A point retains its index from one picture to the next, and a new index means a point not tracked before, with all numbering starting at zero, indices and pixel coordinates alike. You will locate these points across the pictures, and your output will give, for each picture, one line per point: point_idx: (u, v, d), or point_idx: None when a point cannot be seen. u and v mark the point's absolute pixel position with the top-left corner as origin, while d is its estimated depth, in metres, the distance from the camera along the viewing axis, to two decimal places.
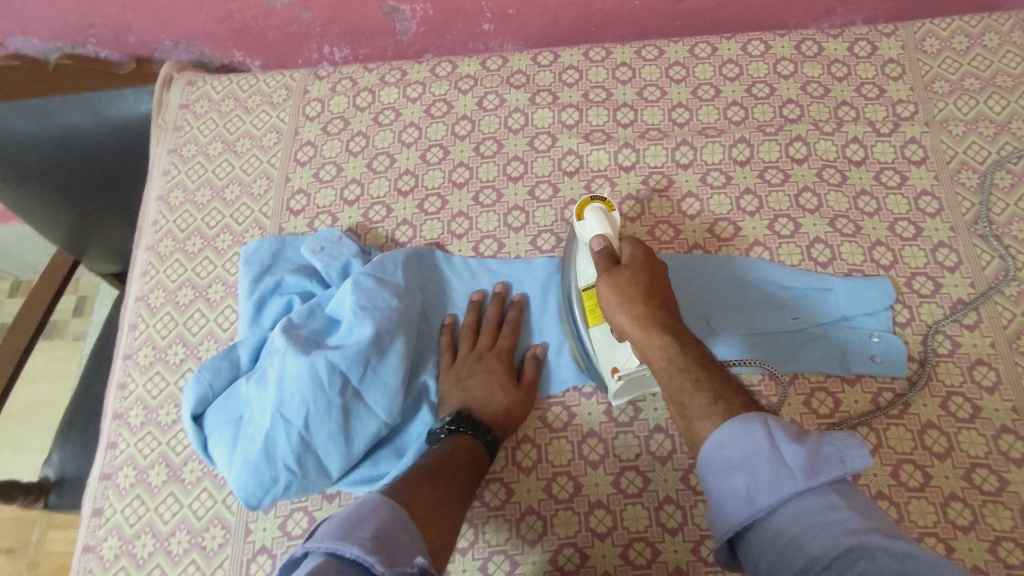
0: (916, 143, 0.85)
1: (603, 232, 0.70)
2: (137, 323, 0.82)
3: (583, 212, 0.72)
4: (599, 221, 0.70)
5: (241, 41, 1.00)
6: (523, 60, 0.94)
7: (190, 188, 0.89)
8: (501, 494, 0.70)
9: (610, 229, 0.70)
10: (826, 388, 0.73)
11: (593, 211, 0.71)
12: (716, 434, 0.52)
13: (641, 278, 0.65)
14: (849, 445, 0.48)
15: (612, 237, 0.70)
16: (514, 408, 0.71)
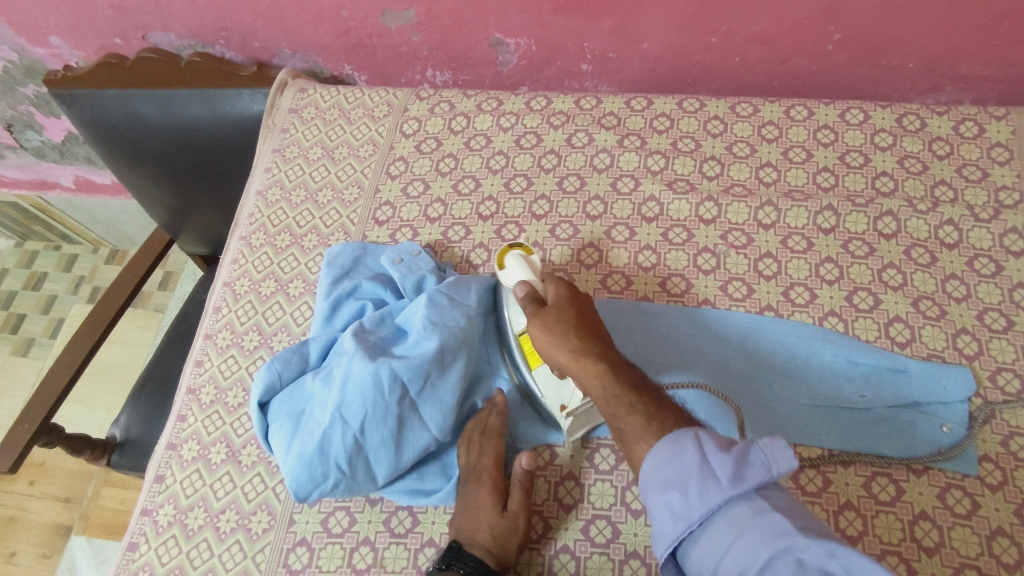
0: (1016, 233, 0.81)
1: (524, 276, 0.72)
2: (221, 306, 0.88)
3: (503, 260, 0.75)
4: (520, 267, 0.73)
5: (354, 56, 1.06)
6: (617, 103, 0.96)
7: (287, 187, 0.95)
8: (540, 527, 0.70)
9: (529, 275, 0.72)
10: (889, 474, 0.69)
11: (512, 261, 0.73)
12: (652, 456, 0.55)
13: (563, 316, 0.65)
14: (773, 445, 0.51)
15: (534, 282, 0.71)
16: (501, 539, 0.66)
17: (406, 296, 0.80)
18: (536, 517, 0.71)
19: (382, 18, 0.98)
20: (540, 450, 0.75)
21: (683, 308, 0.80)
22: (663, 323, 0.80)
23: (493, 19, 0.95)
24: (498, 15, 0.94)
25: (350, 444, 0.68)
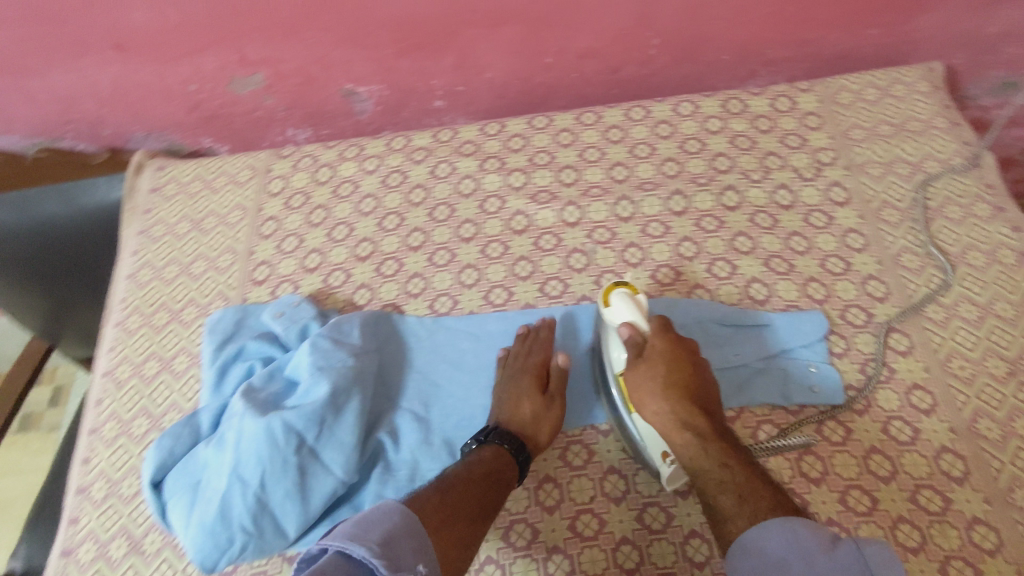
0: (839, 186, 0.91)
1: (632, 317, 0.75)
2: (102, 398, 0.85)
3: (608, 298, 0.77)
4: (627, 306, 0.75)
5: (211, 128, 1.07)
6: (472, 131, 1.01)
7: (158, 266, 0.94)
8: (526, 535, 0.71)
9: (637, 316, 0.75)
10: (771, 420, 0.75)
11: (618, 299, 0.76)
12: (759, 529, 0.59)
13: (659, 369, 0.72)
14: (881, 560, 0.55)
15: (640, 323, 0.75)
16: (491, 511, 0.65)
17: (293, 348, 0.81)
18: None
19: (230, 86, 0.99)
20: None
21: (564, 307, 0.84)
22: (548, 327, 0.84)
23: (340, 71, 0.99)
24: (344, 67, 0.98)
25: (252, 504, 0.67)
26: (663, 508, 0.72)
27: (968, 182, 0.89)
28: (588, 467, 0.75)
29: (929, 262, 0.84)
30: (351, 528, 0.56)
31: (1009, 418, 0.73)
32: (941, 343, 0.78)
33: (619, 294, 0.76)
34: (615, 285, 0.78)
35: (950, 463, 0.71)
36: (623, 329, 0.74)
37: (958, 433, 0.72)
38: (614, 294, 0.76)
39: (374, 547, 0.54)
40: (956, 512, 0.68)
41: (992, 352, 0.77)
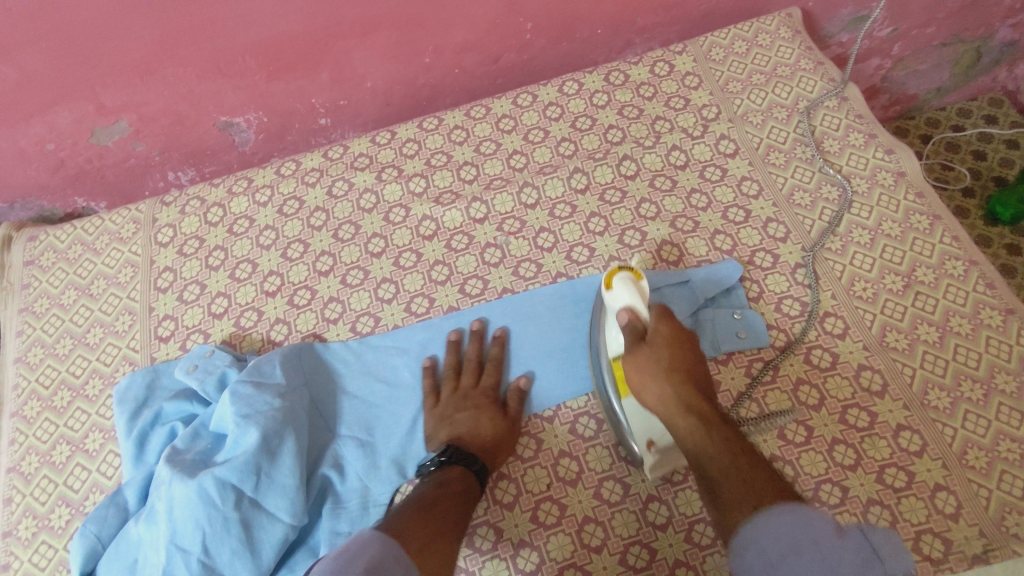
0: (726, 138, 0.94)
1: (632, 303, 0.71)
2: (12, 496, 0.77)
3: (610, 281, 0.72)
4: (629, 292, 0.71)
5: (81, 186, 1.00)
6: (363, 144, 0.98)
7: (49, 342, 0.86)
8: (491, 536, 0.70)
9: (639, 301, 0.71)
10: None
11: (620, 284, 0.71)
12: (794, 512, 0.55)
13: (666, 355, 0.69)
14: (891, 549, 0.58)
15: (641, 308, 0.71)
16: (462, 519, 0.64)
17: (213, 400, 0.76)
18: None
19: (93, 138, 0.93)
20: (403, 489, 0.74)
21: (490, 303, 0.83)
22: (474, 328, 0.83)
23: (212, 104, 0.94)
24: (215, 100, 0.94)
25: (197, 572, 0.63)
26: (618, 480, 0.72)
27: (839, 115, 0.94)
28: (539, 456, 0.74)
29: (819, 195, 0.88)
30: (334, 562, 0.52)
31: (912, 327, 0.78)
32: (843, 270, 0.82)
33: (623, 278, 0.71)
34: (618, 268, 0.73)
35: (869, 379, 0.75)
36: (623, 315, 0.70)
37: (871, 350, 0.77)
38: (617, 278, 0.72)
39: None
40: (882, 424, 0.72)
41: (888, 269, 0.82)
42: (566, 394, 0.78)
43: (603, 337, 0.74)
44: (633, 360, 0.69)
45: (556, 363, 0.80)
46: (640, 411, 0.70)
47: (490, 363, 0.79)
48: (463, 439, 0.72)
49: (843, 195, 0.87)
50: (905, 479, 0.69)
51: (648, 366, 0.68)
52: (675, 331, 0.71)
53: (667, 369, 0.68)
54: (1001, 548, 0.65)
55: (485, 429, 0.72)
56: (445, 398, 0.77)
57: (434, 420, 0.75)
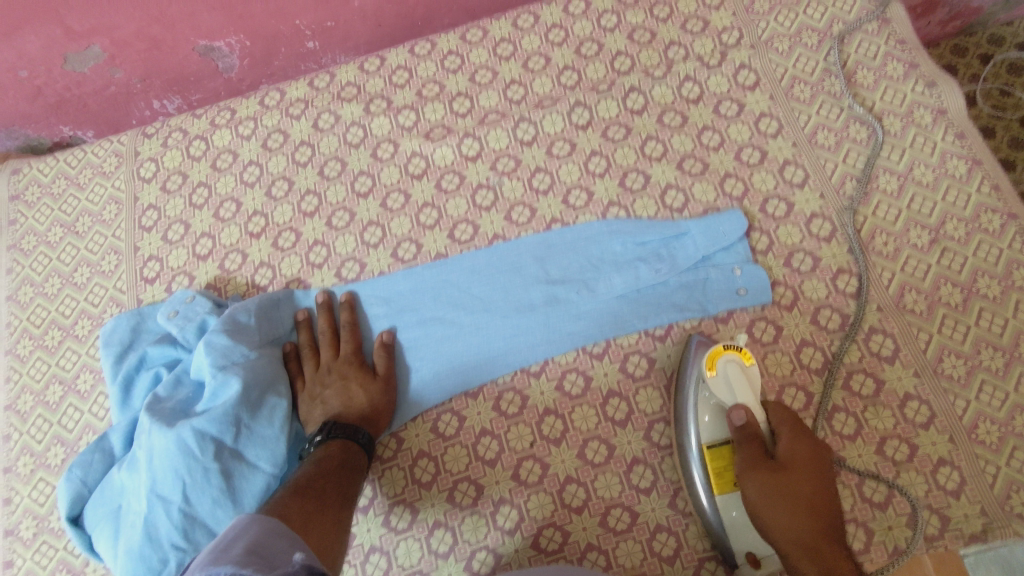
0: (747, 68, 0.84)
1: (742, 398, 0.64)
2: (9, 433, 0.79)
3: (713, 362, 0.66)
4: (738, 381, 0.65)
5: (63, 115, 0.96)
6: (350, 71, 0.91)
7: (38, 281, 0.86)
8: (407, 515, 0.70)
9: (750, 396, 0.64)
10: (701, 332, 0.73)
11: (727, 369, 0.65)
12: None
13: (796, 481, 0.60)
14: None
15: (752, 403, 0.65)
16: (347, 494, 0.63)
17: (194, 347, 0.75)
18: (402, 506, 0.70)
19: (67, 66, 0.88)
20: (385, 441, 0.73)
21: (476, 252, 0.79)
22: (441, 280, 0.79)
23: (187, 27, 0.88)
24: (190, 22, 0.87)
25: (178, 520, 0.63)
26: (603, 441, 0.70)
27: (879, 41, 0.83)
28: (524, 413, 0.72)
29: (845, 135, 0.79)
30: (209, 555, 0.47)
31: (934, 287, 0.71)
32: (863, 223, 0.75)
33: (729, 362, 0.66)
34: (726, 348, 0.67)
35: (880, 343, 0.70)
36: (736, 412, 0.64)
37: (886, 311, 0.71)
38: (723, 361, 0.66)
39: (239, 559, 0.46)
40: (889, 392, 0.68)
41: (914, 222, 0.74)
42: (552, 348, 0.74)
43: (693, 415, 0.67)
44: (761, 486, 0.60)
45: (544, 314, 0.75)
46: (742, 516, 0.63)
47: (347, 331, 0.76)
48: (339, 413, 0.70)
49: (873, 135, 0.79)
50: (907, 452, 0.65)
51: (781, 493, 0.59)
52: (812, 448, 0.62)
53: (804, 511, 0.58)
54: (1001, 527, 0.62)
55: (359, 400, 0.71)
56: (309, 376, 0.74)
57: (304, 401, 0.73)
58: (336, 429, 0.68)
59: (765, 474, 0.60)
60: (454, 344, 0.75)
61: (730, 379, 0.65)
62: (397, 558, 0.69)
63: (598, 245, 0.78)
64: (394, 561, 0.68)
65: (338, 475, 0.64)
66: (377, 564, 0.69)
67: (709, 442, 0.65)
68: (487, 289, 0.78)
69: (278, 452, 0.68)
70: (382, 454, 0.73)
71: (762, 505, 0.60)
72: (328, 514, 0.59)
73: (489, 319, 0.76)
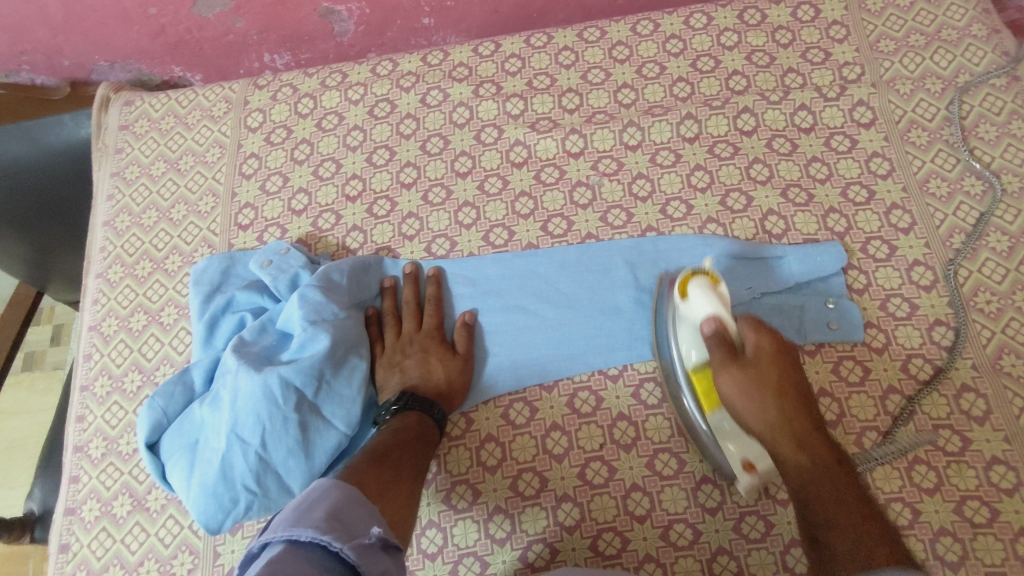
0: (864, 105, 0.83)
1: (715, 311, 0.65)
2: (91, 353, 0.81)
3: (685, 288, 0.68)
4: (706, 299, 0.66)
5: (179, 55, 0.98)
6: (464, 52, 0.92)
7: (136, 211, 0.88)
8: (468, 496, 0.70)
9: (721, 308, 0.65)
10: (855, 356, 0.72)
11: (697, 291, 0.66)
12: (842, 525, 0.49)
13: (769, 377, 0.63)
14: None
15: (726, 318, 0.65)
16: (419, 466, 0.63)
17: (283, 298, 0.76)
18: (463, 485, 0.71)
19: (195, 8, 0.91)
20: (454, 420, 0.74)
21: (568, 248, 0.79)
22: (529, 269, 0.79)
23: None
24: None
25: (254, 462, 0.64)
26: (674, 454, 0.70)
27: (1005, 98, 0.82)
28: (597, 414, 0.72)
29: (959, 187, 0.78)
30: (290, 515, 0.46)
31: None
32: (967, 277, 0.74)
33: (697, 285, 0.67)
34: (692, 273, 0.69)
35: (971, 402, 0.68)
36: (706, 324, 0.65)
37: (981, 370, 0.69)
38: (693, 286, 0.67)
39: (322, 524, 0.45)
40: (974, 452, 0.66)
41: (1021, 284, 0.73)
42: (633, 353, 0.74)
43: (676, 345, 0.69)
44: (735, 381, 0.63)
45: (628, 316, 0.75)
46: (732, 425, 0.65)
47: (431, 305, 0.77)
48: (417, 384, 0.71)
49: (987, 192, 0.77)
50: (987, 516, 0.64)
51: (756, 387, 0.62)
52: (775, 343, 0.65)
53: (772, 398, 0.62)
54: None
55: (437, 375, 0.72)
56: (390, 344, 0.75)
57: (382, 368, 0.74)
58: (413, 401, 0.68)
59: (739, 372, 0.63)
60: (535, 335, 0.76)
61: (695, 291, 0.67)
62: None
63: (690, 256, 0.77)
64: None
65: (413, 447, 0.64)
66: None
67: (692, 365, 0.67)
68: (574, 283, 0.77)
69: (354, 414, 0.69)
70: (449, 432, 0.73)
71: (735, 396, 0.63)
72: (401, 485, 0.59)
73: (573, 316, 0.76)
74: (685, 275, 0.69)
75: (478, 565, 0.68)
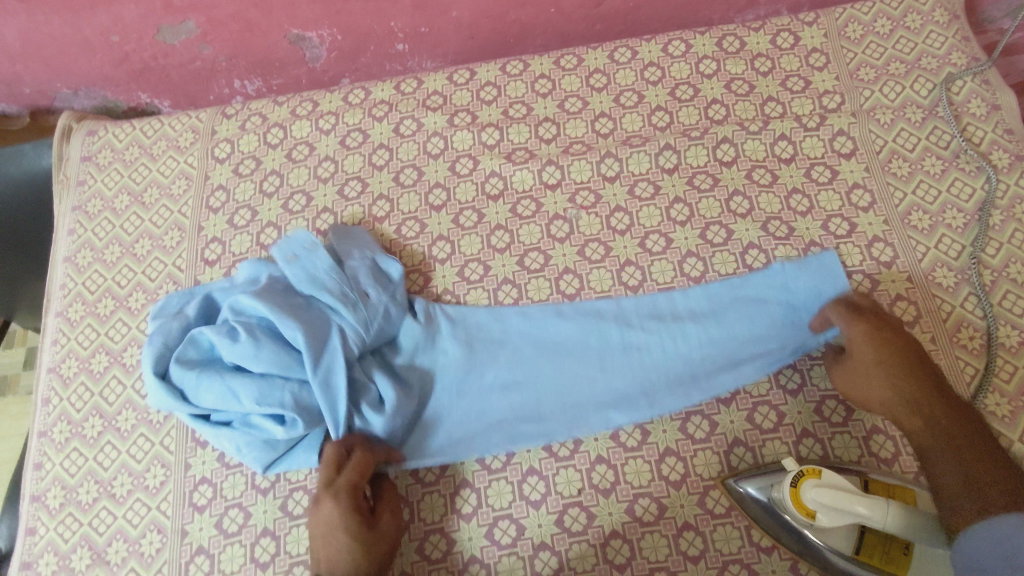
0: (844, 135, 0.82)
1: (844, 499, 0.57)
2: (50, 397, 0.78)
3: (800, 500, 0.60)
4: (830, 496, 0.58)
5: (145, 82, 0.96)
6: (439, 80, 0.90)
7: (99, 246, 0.85)
8: (442, 545, 0.68)
9: (847, 496, 0.58)
10: (837, 395, 0.70)
11: (823, 504, 0.58)
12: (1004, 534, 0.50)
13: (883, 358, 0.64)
14: None
15: (849, 497, 0.58)
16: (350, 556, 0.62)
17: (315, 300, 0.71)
18: (438, 535, 0.68)
19: (159, 36, 0.88)
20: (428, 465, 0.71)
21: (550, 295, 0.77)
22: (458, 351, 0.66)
23: (285, 15, 0.87)
24: (288, 10, 0.86)
25: (220, 421, 0.68)
26: (654, 499, 0.68)
27: (985, 127, 0.81)
28: (575, 457, 0.70)
29: (940, 220, 0.77)
30: None
31: (1019, 392, 0.68)
32: (950, 312, 0.73)
33: (810, 490, 0.60)
34: (795, 483, 0.61)
35: None
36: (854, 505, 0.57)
37: None
38: (806, 495, 0.60)
39: None
40: None
41: (1003, 319, 0.72)
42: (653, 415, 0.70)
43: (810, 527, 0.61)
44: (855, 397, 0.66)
45: (638, 359, 0.72)
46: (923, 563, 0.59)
47: None
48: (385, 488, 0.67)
49: (969, 225, 0.76)
50: None
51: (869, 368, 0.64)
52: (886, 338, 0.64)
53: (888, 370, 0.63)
54: None
55: None
56: None
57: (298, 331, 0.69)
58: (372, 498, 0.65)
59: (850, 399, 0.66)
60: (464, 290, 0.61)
61: (822, 506, 0.59)
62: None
63: (752, 321, 0.72)
64: None
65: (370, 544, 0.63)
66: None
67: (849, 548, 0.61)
68: (546, 382, 0.72)
69: (312, 439, 0.69)
70: (423, 478, 0.70)
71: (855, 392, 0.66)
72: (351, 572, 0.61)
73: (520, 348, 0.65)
74: (791, 492, 0.61)
75: None
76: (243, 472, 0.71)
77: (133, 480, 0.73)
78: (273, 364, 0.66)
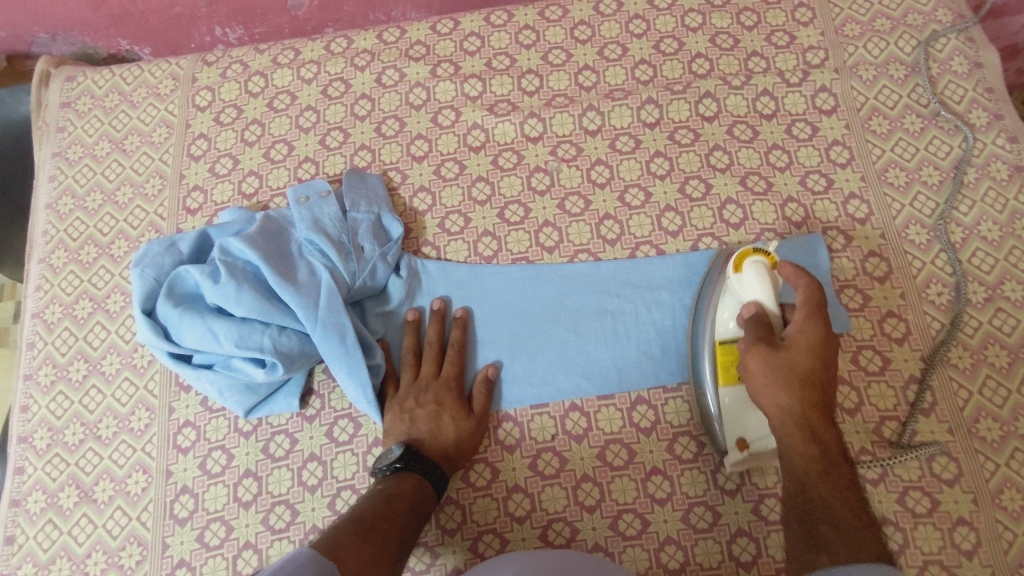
0: (826, 92, 0.82)
1: (761, 296, 0.64)
2: (34, 341, 0.79)
3: (740, 263, 0.66)
4: (759, 282, 0.64)
5: (123, 27, 0.94)
6: (421, 30, 0.89)
7: (80, 193, 0.85)
8: None
9: (769, 296, 0.64)
10: None
11: (753, 270, 0.64)
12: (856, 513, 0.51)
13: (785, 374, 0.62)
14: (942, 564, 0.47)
15: (768, 302, 0.64)
16: (464, 440, 0.68)
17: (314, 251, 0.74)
18: None
19: None
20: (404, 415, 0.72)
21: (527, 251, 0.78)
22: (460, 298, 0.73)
23: None
24: None
25: (204, 362, 0.70)
26: (625, 445, 0.70)
27: (966, 85, 0.81)
28: (549, 404, 0.72)
29: (917, 177, 0.78)
30: None
31: (981, 346, 0.70)
32: (920, 268, 0.74)
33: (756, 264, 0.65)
34: (754, 250, 0.66)
35: (918, 394, 0.69)
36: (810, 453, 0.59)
37: (929, 362, 0.70)
38: (750, 261, 0.65)
39: None
40: (919, 443, 0.67)
41: (970, 276, 0.73)
42: (627, 384, 0.72)
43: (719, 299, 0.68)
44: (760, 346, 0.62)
45: (613, 323, 0.74)
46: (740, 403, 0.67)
47: None
48: (424, 442, 0.67)
49: (944, 182, 0.77)
50: (927, 506, 0.65)
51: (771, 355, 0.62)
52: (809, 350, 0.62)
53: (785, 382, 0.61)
54: None
55: None
56: None
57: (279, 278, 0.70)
58: (416, 462, 0.64)
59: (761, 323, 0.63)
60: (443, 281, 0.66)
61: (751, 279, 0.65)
62: (333, 469, 0.70)
63: None
64: (330, 471, 0.70)
65: (404, 519, 0.59)
66: (312, 472, 0.70)
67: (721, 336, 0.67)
68: (522, 345, 0.73)
69: (293, 384, 0.72)
70: None
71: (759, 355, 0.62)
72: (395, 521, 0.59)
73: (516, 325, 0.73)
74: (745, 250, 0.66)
75: (428, 555, 0.68)
76: (226, 416, 0.73)
77: (118, 422, 0.74)
78: (254, 308, 0.68)
